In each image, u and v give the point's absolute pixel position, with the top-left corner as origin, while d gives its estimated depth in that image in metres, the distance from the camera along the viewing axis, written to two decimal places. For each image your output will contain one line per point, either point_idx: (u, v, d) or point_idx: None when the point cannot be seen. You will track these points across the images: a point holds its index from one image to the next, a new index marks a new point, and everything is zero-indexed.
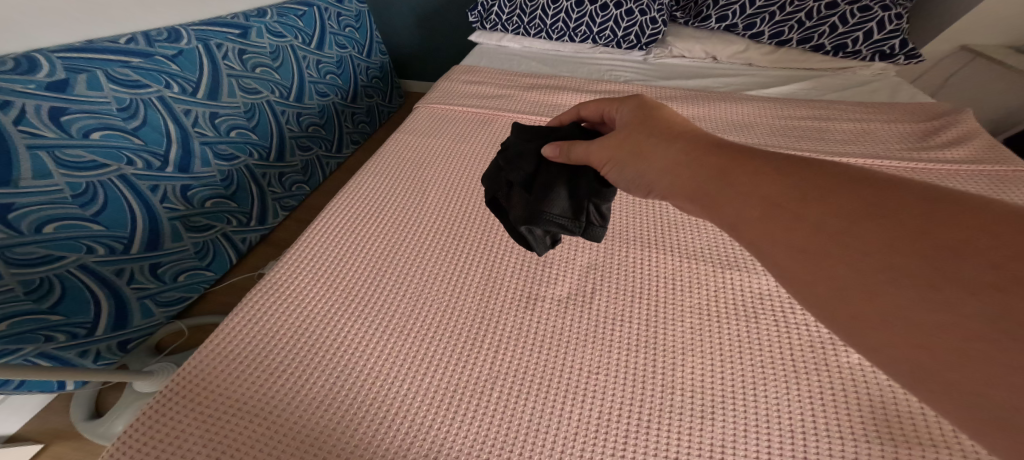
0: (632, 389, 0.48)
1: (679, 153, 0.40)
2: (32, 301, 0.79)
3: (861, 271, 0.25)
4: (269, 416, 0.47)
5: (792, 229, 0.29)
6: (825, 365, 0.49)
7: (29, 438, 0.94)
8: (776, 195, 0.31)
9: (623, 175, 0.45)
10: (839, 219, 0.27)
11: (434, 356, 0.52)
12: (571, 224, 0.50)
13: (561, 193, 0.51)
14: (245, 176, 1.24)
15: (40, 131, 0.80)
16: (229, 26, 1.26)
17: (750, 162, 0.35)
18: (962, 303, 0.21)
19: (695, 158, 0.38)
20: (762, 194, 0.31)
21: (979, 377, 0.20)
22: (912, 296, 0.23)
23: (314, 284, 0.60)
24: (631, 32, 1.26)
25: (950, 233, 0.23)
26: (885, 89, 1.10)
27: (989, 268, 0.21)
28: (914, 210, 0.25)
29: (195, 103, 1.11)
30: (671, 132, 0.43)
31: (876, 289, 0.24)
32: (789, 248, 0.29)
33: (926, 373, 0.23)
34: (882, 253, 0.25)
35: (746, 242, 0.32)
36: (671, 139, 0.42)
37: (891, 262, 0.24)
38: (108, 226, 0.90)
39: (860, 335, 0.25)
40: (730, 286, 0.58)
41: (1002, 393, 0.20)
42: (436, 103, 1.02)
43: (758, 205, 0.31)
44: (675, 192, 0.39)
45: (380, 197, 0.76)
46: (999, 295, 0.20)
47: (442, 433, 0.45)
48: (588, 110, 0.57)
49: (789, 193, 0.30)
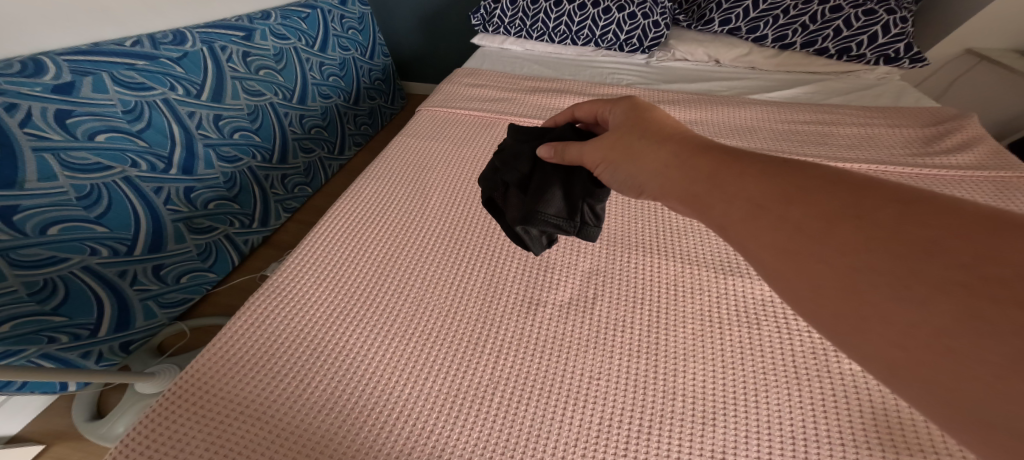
0: (633, 396, 0.48)
1: (670, 154, 0.40)
2: (36, 302, 0.79)
3: (837, 271, 0.25)
4: (271, 419, 0.47)
5: (773, 230, 0.28)
6: (827, 372, 0.49)
7: (31, 439, 0.94)
8: (762, 197, 0.30)
9: (616, 176, 0.44)
10: (818, 220, 0.27)
11: (435, 361, 0.52)
12: (566, 223, 0.50)
13: (556, 194, 0.50)
14: (248, 178, 1.24)
15: (46, 133, 0.81)
16: (233, 28, 1.26)
17: (738, 162, 0.34)
18: (937, 303, 0.21)
19: (684, 160, 0.38)
20: (748, 195, 0.31)
21: (958, 378, 0.20)
22: (888, 295, 0.22)
23: (316, 288, 0.60)
24: (633, 35, 1.26)
25: (922, 231, 0.23)
26: (889, 93, 1.09)
27: (960, 268, 0.21)
28: (887, 209, 0.25)
29: (199, 106, 1.11)
30: (662, 134, 0.43)
31: (855, 286, 0.24)
32: (773, 248, 0.28)
33: (908, 373, 0.22)
34: (857, 252, 0.24)
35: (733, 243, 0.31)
36: (662, 140, 0.42)
37: (867, 261, 0.24)
38: (112, 227, 0.91)
39: (842, 335, 0.24)
40: (732, 292, 0.58)
41: (981, 393, 0.19)
42: (439, 106, 1.03)
43: (745, 206, 0.31)
44: (665, 194, 0.38)
45: (382, 201, 0.76)
46: (970, 293, 0.20)
47: (443, 438, 0.45)
48: (583, 111, 0.57)
49: (776, 193, 0.30)
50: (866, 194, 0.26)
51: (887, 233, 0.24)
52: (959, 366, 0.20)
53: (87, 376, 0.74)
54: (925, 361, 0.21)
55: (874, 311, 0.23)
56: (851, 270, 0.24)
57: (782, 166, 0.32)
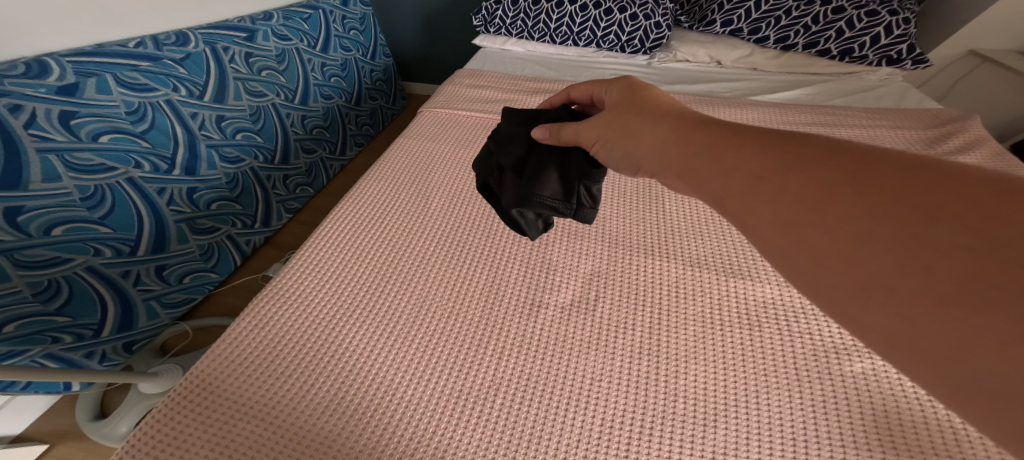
0: (635, 396, 0.48)
1: (667, 130, 0.40)
2: (40, 302, 0.80)
3: (837, 237, 0.25)
4: (276, 419, 0.47)
5: (772, 200, 0.28)
6: (829, 375, 0.49)
7: (34, 438, 0.94)
8: (759, 168, 0.30)
9: (612, 153, 0.45)
10: (819, 189, 0.26)
11: (437, 362, 0.52)
12: (562, 205, 0.51)
13: (552, 176, 0.51)
14: (250, 178, 1.25)
15: (51, 135, 0.81)
16: (236, 29, 1.27)
17: (738, 136, 0.34)
18: (939, 267, 0.21)
19: (683, 134, 0.38)
20: (748, 168, 0.31)
21: (952, 341, 0.20)
22: (888, 260, 0.23)
23: (319, 289, 0.61)
24: (635, 36, 1.26)
25: (925, 197, 0.23)
26: (892, 94, 1.09)
27: (962, 231, 0.21)
28: (889, 176, 0.25)
29: (202, 107, 1.11)
30: (658, 112, 0.43)
31: (856, 255, 0.24)
32: (772, 218, 0.28)
33: (903, 340, 0.22)
34: (858, 219, 0.24)
35: (731, 216, 0.31)
36: (658, 117, 0.42)
37: (867, 228, 0.24)
38: (115, 228, 0.91)
39: (840, 304, 0.24)
40: (733, 294, 0.58)
41: (976, 356, 0.19)
42: (440, 107, 1.03)
43: (744, 179, 0.31)
44: (661, 170, 0.39)
45: (384, 203, 0.76)
46: (972, 256, 0.20)
47: (446, 439, 0.45)
48: (578, 91, 0.57)
49: (774, 164, 0.30)
50: (869, 165, 0.26)
51: (888, 202, 0.24)
52: (956, 330, 0.20)
53: (92, 376, 0.75)
54: (922, 326, 0.21)
55: (875, 278, 0.23)
56: (853, 237, 0.24)
57: (782, 140, 0.31)
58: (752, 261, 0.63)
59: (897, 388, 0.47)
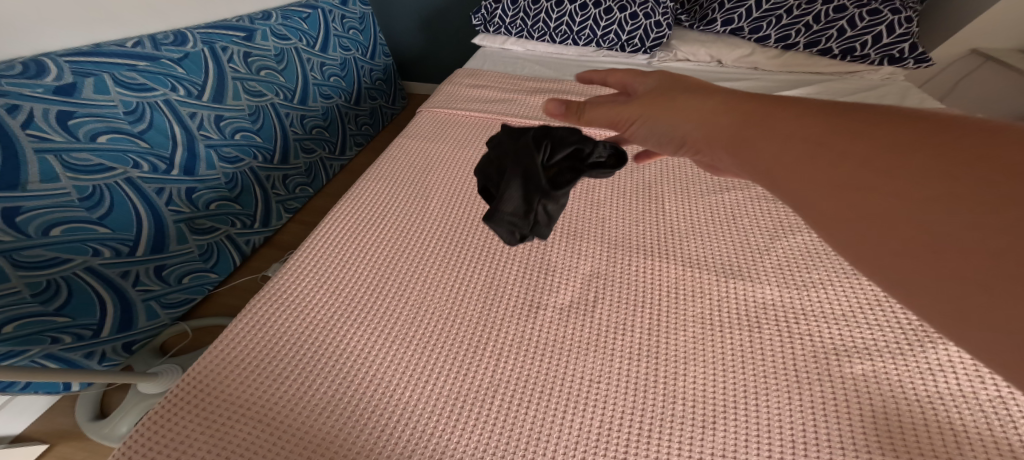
0: (634, 399, 0.48)
1: (711, 99, 0.36)
2: (39, 302, 0.80)
3: (900, 201, 0.22)
4: (275, 421, 0.47)
5: (826, 165, 0.25)
6: (828, 376, 0.48)
7: (34, 438, 0.94)
8: (812, 131, 0.27)
9: (654, 130, 0.39)
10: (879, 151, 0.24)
11: (436, 364, 0.52)
12: (519, 222, 0.49)
13: (516, 192, 0.50)
14: (250, 178, 1.25)
15: (48, 135, 0.81)
16: (234, 28, 1.27)
17: (788, 102, 0.31)
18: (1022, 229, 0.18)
19: (731, 101, 0.34)
20: (798, 132, 0.28)
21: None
22: (961, 221, 0.20)
23: (317, 290, 0.60)
24: (635, 35, 1.25)
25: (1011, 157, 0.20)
26: (894, 93, 1.08)
27: None
28: (965, 137, 0.22)
29: (200, 106, 1.11)
30: (706, 86, 0.38)
31: (922, 220, 0.21)
32: (825, 185, 0.25)
33: (971, 315, 0.20)
34: (929, 182, 0.21)
35: (776, 184, 0.28)
36: (705, 92, 0.38)
37: (940, 191, 0.21)
38: (114, 228, 0.91)
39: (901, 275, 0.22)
40: (733, 295, 0.58)
41: None
42: (440, 107, 1.02)
43: (800, 146, 0.27)
44: (704, 141, 0.35)
45: (382, 203, 0.76)
46: None
47: (444, 441, 0.45)
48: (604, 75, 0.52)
49: (828, 128, 0.27)
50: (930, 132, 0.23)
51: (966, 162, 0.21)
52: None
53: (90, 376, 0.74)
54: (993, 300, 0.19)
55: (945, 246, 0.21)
56: (921, 200, 0.21)
57: (835, 106, 0.28)
58: (752, 262, 0.63)
59: (898, 389, 0.46)
